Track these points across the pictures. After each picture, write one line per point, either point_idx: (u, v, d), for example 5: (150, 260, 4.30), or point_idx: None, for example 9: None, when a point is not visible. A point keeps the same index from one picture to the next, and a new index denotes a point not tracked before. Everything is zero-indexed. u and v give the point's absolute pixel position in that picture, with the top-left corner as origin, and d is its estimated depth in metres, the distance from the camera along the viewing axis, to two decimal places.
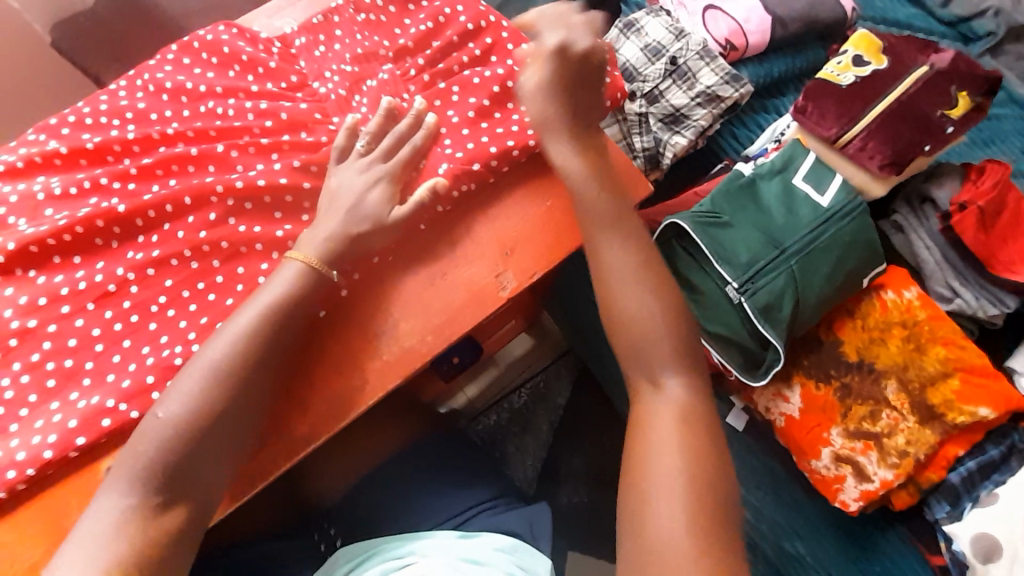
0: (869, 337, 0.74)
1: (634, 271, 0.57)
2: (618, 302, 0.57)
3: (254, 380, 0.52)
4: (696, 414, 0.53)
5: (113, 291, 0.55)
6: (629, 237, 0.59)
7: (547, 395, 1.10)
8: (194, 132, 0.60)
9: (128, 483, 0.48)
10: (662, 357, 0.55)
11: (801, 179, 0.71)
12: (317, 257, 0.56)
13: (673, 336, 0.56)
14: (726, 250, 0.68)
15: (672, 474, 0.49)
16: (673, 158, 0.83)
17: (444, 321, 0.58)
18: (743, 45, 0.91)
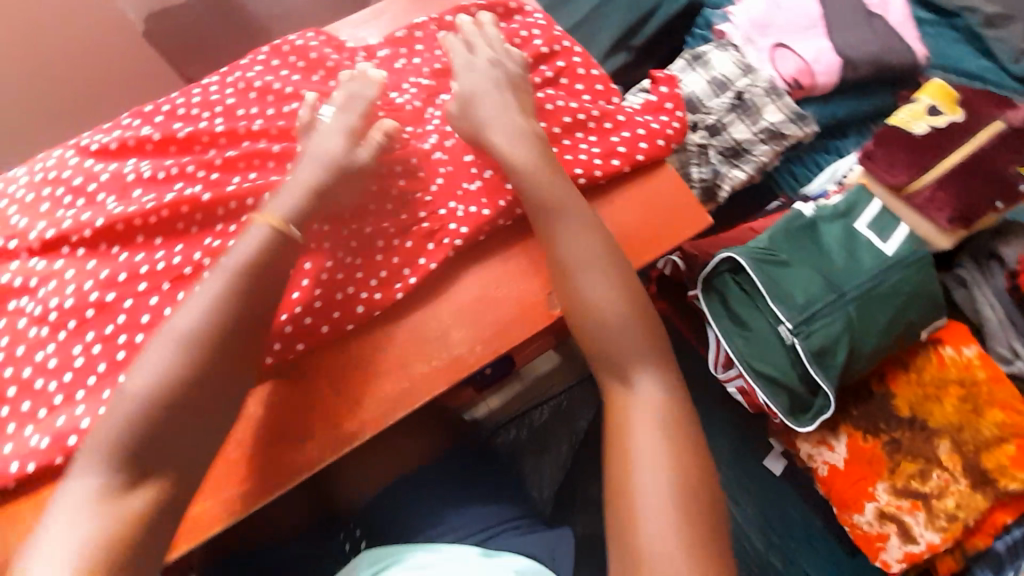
0: (924, 392, 0.71)
1: (595, 259, 0.56)
2: (580, 293, 0.56)
3: (230, 341, 0.48)
4: (670, 407, 0.51)
5: (188, 274, 0.58)
6: (585, 224, 0.58)
7: (568, 414, 1.09)
8: (278, 130, 0.63)
9: (96, 463, 0.43)
10: (627, 354, 0.53)
11: (863, 225, 0.71)
12: (282, 211, 0.54)
13: (635, 325, 0.54)
14: (783, 290, 0.67)
15: (656, 483, 0.46)
16: (729, 191, 0.83)
17: (494, 333, 0.61)
18: (811, 84, 0.91)
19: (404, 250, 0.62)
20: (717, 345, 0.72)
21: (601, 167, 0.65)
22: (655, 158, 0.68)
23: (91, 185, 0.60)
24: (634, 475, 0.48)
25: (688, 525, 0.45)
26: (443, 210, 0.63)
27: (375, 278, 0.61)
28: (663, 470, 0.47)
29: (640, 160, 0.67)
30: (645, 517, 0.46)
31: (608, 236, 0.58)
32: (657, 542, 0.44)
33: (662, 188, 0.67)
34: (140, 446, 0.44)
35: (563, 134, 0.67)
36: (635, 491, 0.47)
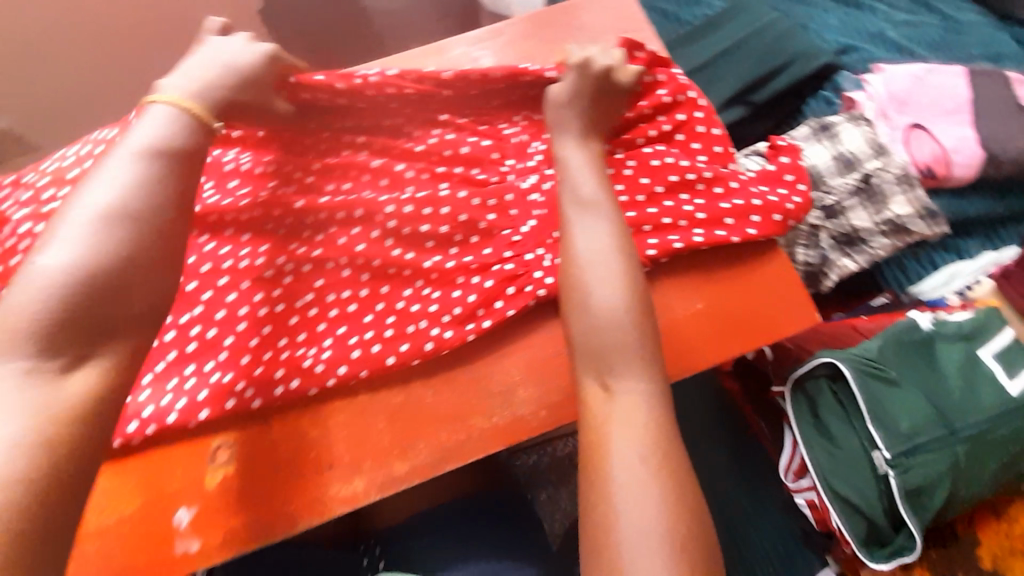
0: (1011, 547, 0.64)
1: (608, 254, 0.52)
2: (588, 288, 0.51)
3: (168, 219, 0.41)
4: (659, 420, 0.46)
5: (270, 276, 0.56)
6: (607, 217, 0.53)
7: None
8: (380, 145, 0.61)
9: (11, 344, 0.34)
10: (617, 358, 0.48)
11: (989, 354, 0.63)
12: (194, 101, 0.46)
13: (640, 327, 0.49)
14: (885, 411, 0.60)
15: (642, 511, 0.41)
16: (835, 281, 0.75)
17: (565, 397, 0.56)
18: (945, 174, 0.82)
19: (482, 289, 0.57)
20: (793, 448, 0.66)
21: (703, 234, 0.60)
22: (768, 238, 0.61)
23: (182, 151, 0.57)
24: (613, 498, 0.42)
25: (679, 561, 0.39)
26: (530, 255, 0.58)
27: (448, 313, 0.56)
28: (648, 499, 0.41)
29: (751, 235, 0.60)
30: (627, 546, 0.40)
31: (628, 238, 0.53)
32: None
33: (769, 272, 0.61)
34: (86, 321, 0.36)
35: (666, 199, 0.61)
36: (613, 515, 0.41)
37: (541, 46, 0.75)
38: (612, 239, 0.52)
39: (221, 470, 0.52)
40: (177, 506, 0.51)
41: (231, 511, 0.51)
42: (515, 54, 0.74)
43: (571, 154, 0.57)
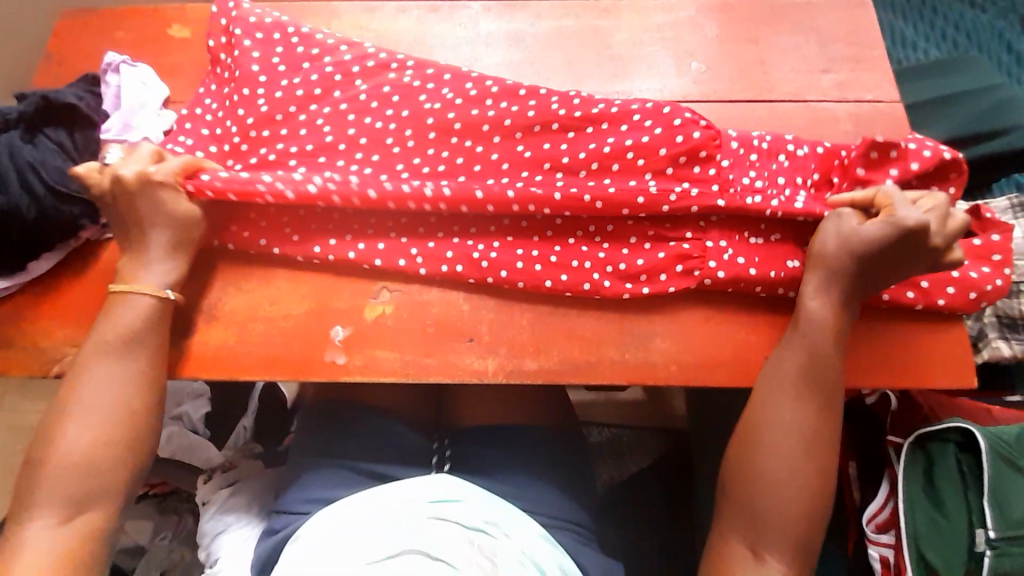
0: None
1: (800, 435, 0.53)
2: (770, 458, 0.53)
3: (138, 432, 0.53)
4: None
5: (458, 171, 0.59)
6: (814, 397, 0.54)
7: (622, 454, 1.05)
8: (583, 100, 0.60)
9: (47, 503, 0.50)
10: (770, 533, 0.52)
11: None
12: (152, 284, 0.55)
13: (804, 513, 0.52)
14: (1003, 495, 0.58)
15: None
16: (982, 360, 0.72)
17: (696, 362, 0.58)
18: None
19: (653, 257, 0.58)
20: (886, 499, 0.64)
21: (892, 289, 0.59)
22: (951, 310, 0.60)
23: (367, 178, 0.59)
24: None
25: None
26: (710, 243, 0.58)
27: (614, 265, 0.58)
28: None
29: (938, 305, 0.59)
30: None
31: (826, 423, 0.54)
32: None
33: (938, 345, 0.59)
34: (76, 486, 0.51)
35: None
36: None
37: (769, 34, 0.74)
38: (808, 423, 0.53)
39: (381, 306, 0.58)
40: (335, 322, 0.58)
41: (378, 342, 0.57)
42: (741, 34, 0.74)
43: (808, 312, 0.55)
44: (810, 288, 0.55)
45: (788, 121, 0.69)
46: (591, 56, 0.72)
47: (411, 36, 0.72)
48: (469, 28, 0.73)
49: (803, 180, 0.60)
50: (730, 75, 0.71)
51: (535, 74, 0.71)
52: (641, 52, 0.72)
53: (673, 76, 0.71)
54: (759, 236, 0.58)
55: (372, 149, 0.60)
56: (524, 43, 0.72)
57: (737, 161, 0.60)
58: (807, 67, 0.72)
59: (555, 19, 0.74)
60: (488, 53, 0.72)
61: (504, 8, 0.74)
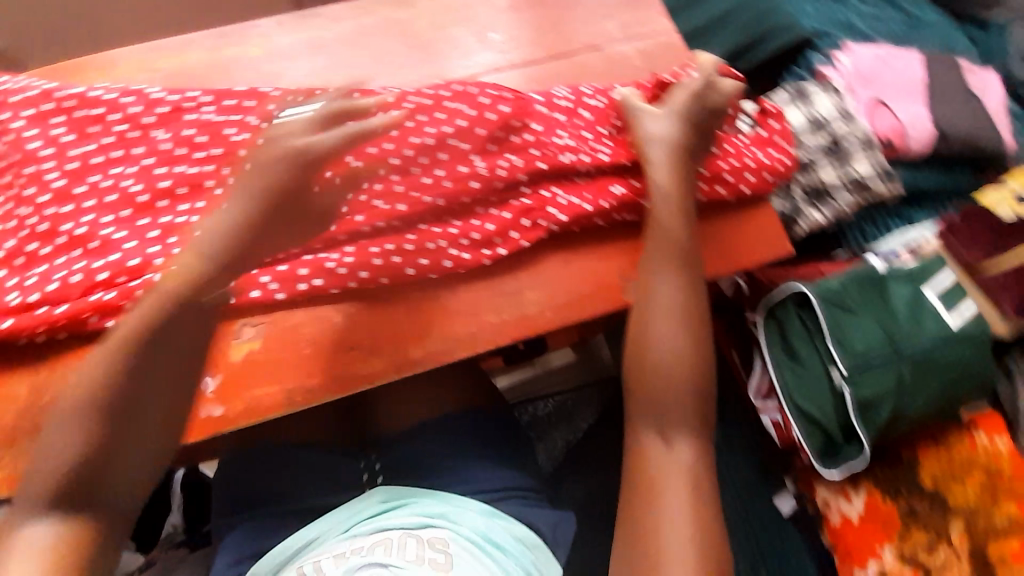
0: (950, 470, 0.72)
1: (677, 310, 0.57)
2: (657, 337, 0.57)
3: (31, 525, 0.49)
4: (701, 474, 0.53)
5: None
6: (682, 275, 0.59)
7: (570, 415, 1.15)
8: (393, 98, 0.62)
9: None
10: (674, 412, 0.55)
11: (933, 292, 0.72)
12: None
13: (695, 382, 0.56)
14: (844, 334, 0.69)
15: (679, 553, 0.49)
16: (804, 231, 0.84)
17: (567, 302, 0.61)
18: (902, 145, 0.91)
19: (501, 219, 0.61)
20: (763, 372, 0.74)
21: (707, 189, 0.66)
22: (759, 195, 0.69)
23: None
24: (661, 540, 0.49)
25: None
26: (545, 194, 0.62)
27: (467, 237, 0.60)
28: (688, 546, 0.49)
29: (745, 193, 0.68)
30: None
31: (697, 295, 0.59)
32: None
33: (758, 224, 0.68)
34: None
35: None
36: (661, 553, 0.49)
37: None
38: (682, 299, 0.58)
39: (247, 343, 0.56)
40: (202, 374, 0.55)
41: (257, 379, 0.55)
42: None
43: (656, 185, 0.61)
44: (654, 173, 0.61)
45: (589, 67, 0.74)
46: (396, 47, 0.73)
47: (206, 65, 0.69)
48: (265, 45, 0.71)
49: (609, 124, 0.67)
50: (530, 37, 0.75)
51: (346, 77, 0.70)
52: (444, 34, 0.74)
53: (478, 49, 0.74)
54: (583, 176, 0.64)
55: (192, 195, 0.57)
56: (326, 48, 0.71)
57: (543, 118, 0.65)
58: (594, 17, 0.78)
59: (352, 19, 0.74)
60: (293, 66, 0.70)
61: (296, 18, 0.73)
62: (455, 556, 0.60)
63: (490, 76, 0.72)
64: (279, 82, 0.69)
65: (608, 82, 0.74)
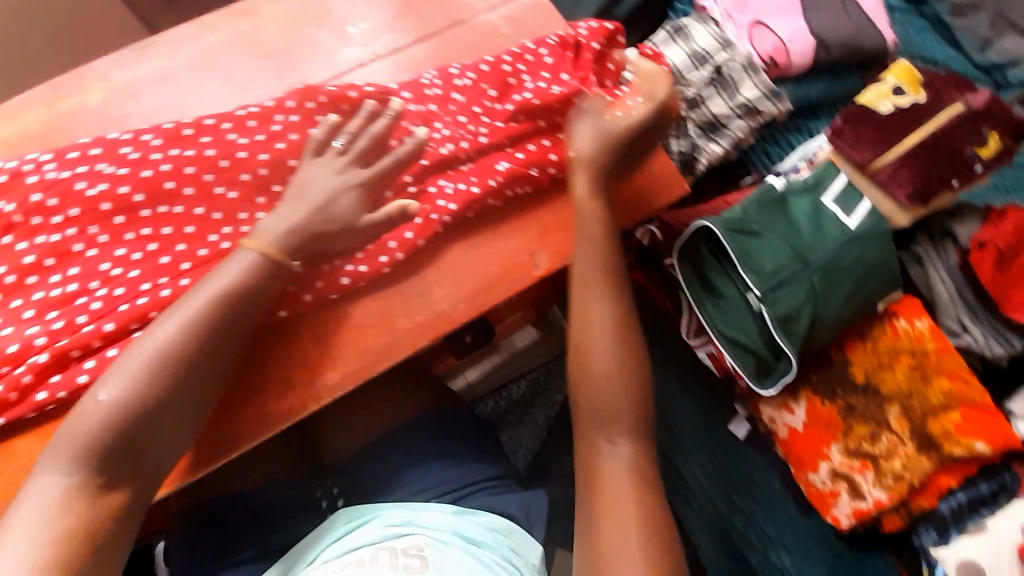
0: (878, 361, 0.76)
1: (612, 304, 0.57)
2: (590, 327, 0.56)
3: None
4: (643, 454, 0.53)
5: (166, 237, 0.56)
6: (613, 270, 0.59)
7: (546, 389, 1.14)
8: (252, 118, 0.60)
9: None
10: (612, 418, 0.53)
11: (831, 200, 0.74)
12: None
13: (631, 369, 0.55)
14: (752, 258, 0.71)
15: (625, 535, 0.48)
16: (706, 165, 0.86)
17: (477, 290, 0.61)
18: (786, 62, 0.91)
19: (391, 221, 0.59)
20: (689, 312, 0.76)
21: None
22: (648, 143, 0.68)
23: (81, 299, 0.53)
24: (608, 523, 0.49)
25: None
26: (433, 187, 0.61)
27: (361, 249, 0.58)
28: (634, 529, 0.48)
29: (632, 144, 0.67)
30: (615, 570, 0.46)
31: (627, 301, 0.58)
32: None
33: (654, 171, 0.68)
34: None
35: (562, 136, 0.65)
36: (607, 536, 0.48)
37: None
38: (615, 292, 0.58)
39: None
40: None
41: None
42: None
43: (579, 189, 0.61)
44: (575, 174, 0.62)
45: (458, 45, 0.72)
46: (249, 61, 0.70)
47: (48, 122, 0.65)
48: (106, 86, 0.67)
49: (484, 101, 0.65)
50: (391, 25, 0.72)
51: (200, 101, 0.67)
52: (298, 37, 0.71)
53: (338, 47, 0.71)
54: (467, 162, 0.63)
55: (65, 263, 0.55)
56: (174, 77, 0.68)
57: (422, 111, 0.64)
58: None
59: (194, 40, 0.70)
60: (140, 102, 0.66)
61: (134, 51, 0.69)
62: (430, 555, 0.59)
63: (357, 73, 0.70)
64: (128, 124, 0.65)
65: (478, 55, 0.71)
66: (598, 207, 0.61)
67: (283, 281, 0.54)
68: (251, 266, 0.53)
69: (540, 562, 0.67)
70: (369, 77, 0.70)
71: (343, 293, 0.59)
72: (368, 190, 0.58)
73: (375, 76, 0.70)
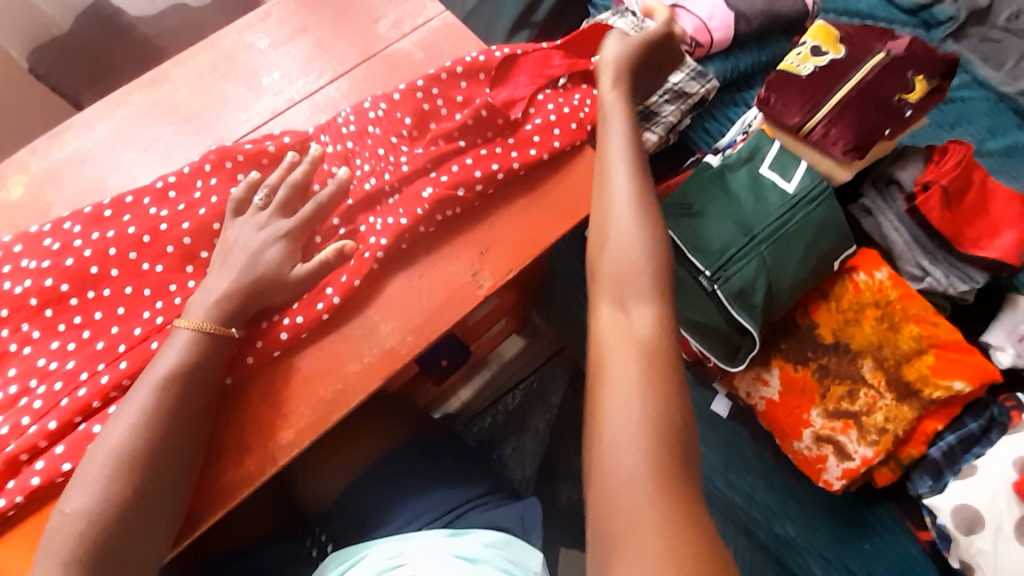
0: (844, 318, 0.76)
1: (629, 192, 0.55)
2: (607, 221, 0.54)
3: None
4: (660, 337, 0.46)
5: (100, 320, 0.58)
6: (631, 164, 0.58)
7: (541, 395, 1.10)
8: (168, 189, 0.62)
9: None
10: (632, 281, 0.50)
11: (767, 168, 0.74)
12: None
13: (651, 257, 0.51)
14: (699, 239, 0.71)
15: (630, 401, 0.43)
16: (645, 153, 0.86)
17: (423, 320, 0.61)
18: (708, 41, 0.92)
19: (329, 268, 0.60)
20: None
21: (518, 159, 0.66)
22: (571, 144, 0.68)
23: (24, 398, 0.55)
24: (611, 400, 0.43)
25: (659, 461, 0.40)
26: (363, 226, 0.63)
27: (298, 301, 0.60)
28: (640, 407, 0.42)
29: (557, 147, 0.67)
30: (617, 443, 0.41)
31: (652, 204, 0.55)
32: (628, 469, 0.40)
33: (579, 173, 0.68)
34: None
35: (484, 154, 0.66)
36: (610, 411, 0.43)
37: (314, 17, 0.77)
38: (633, 182, 0.57)
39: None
40: None
41: None
42: (291, 30, 0.76)
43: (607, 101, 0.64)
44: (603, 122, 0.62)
45: (373, 78, 0.73)
46: (166, 130, 0.71)
47: None
48: (27, 178, 0.68)
49: (403, 132, 0.67)
50: (304, 70, 0.74)
51: (121, 177, 0.68)
52: (212, 96, 0.72)
53: (253, 100, 0.72)
54: (394, 194, 0.64)
55: (8, 364, 0.57)
56: (92, 158, 0.69)
57: (342, 153, 0.66)
58: (359, 26, 0.76)
59: (107, 117, 0.71)
60: (62, 188, 0.67)
61: (50, 138, 0.69)
62: None
63: (275, 123, 0.71)
64: (51, 214, 0.66)
65: (391, 84, 0.72)
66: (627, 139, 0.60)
67: (225, 353, 0.56)
68: (189, 344, 0.54)
69: (542, 569, 0.65)
70: (287, 123, 0.71)
71: (287, 347, 0.60)
72: (294, 239, 0.60)
73: (294, 122, 0.71)
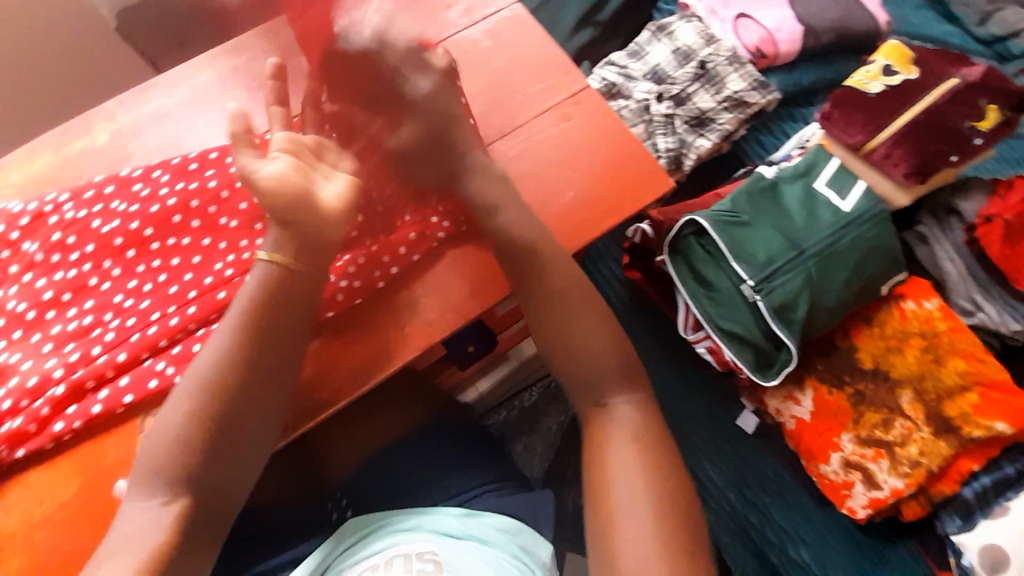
0: (886, 345, 0.74)
1: (576, 292, 0.61)
2: (564, 328, 0.60)
3: None
4: (644, 421, 0.57)
5: (176, 267, 0.61)
6: (569, 265, 0.62)
7: (558, 396, 1.13)
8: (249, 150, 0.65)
9: None
10: (603, 377, 0.58)
11: (823, 184, 0.73)
12: None
13: (616, 347, 0.59)
14: (744, 249, 0.71)
15: (631, 489, 0.52)
16: (696, 161, 0.85)
17: None
18: (773, 53, 0.90)
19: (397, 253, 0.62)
20: (686, 309, 0.76)
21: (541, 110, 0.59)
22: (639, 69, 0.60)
23: (96, 330, 0.58)
24: (613, 481, 0.53)
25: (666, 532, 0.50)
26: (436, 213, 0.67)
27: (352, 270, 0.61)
28: (642, 481, 0.53)
29: None
30: (626, 530, 0.50)
31: (596, 306, 0.61)
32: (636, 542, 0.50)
33: (633, 173, 0.68)
34: None
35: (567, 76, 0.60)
36: (614, 491, 0.53)
37: None
38: (573, 280, 0.62)
39: None
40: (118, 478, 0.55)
41: None
42: None
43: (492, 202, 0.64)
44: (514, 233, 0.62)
45: None
46: (242, 94, 0.74)
47: (56, 166, 0.69)
48: (112, 126, 0.71)
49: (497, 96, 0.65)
50: None
51: (198, 136, 0.71)
52: (287, 66, 0.75)
53: None
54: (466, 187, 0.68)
55: (83, 297, 0.60)
56: (172, 116, 0.72)
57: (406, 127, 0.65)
58: (430, 10, 0.77)
59: (191, 79, 0.74)
60: (144, 139, 0.71)
61: (136, 93, 0.73)
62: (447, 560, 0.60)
63: None
64: (132, 162, 0.69)
65: (457, 71, 0.74)
66: (550, 252, 0.62)
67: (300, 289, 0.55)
68: (265, 279, 0.54)
69: (551, 560, 0.65)
70: None
71: None
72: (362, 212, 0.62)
73: None
